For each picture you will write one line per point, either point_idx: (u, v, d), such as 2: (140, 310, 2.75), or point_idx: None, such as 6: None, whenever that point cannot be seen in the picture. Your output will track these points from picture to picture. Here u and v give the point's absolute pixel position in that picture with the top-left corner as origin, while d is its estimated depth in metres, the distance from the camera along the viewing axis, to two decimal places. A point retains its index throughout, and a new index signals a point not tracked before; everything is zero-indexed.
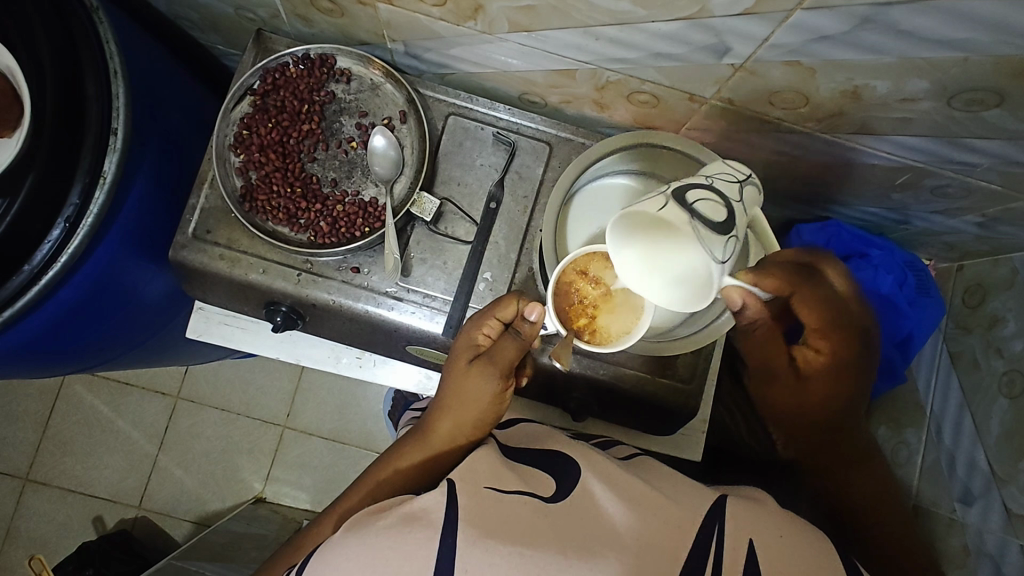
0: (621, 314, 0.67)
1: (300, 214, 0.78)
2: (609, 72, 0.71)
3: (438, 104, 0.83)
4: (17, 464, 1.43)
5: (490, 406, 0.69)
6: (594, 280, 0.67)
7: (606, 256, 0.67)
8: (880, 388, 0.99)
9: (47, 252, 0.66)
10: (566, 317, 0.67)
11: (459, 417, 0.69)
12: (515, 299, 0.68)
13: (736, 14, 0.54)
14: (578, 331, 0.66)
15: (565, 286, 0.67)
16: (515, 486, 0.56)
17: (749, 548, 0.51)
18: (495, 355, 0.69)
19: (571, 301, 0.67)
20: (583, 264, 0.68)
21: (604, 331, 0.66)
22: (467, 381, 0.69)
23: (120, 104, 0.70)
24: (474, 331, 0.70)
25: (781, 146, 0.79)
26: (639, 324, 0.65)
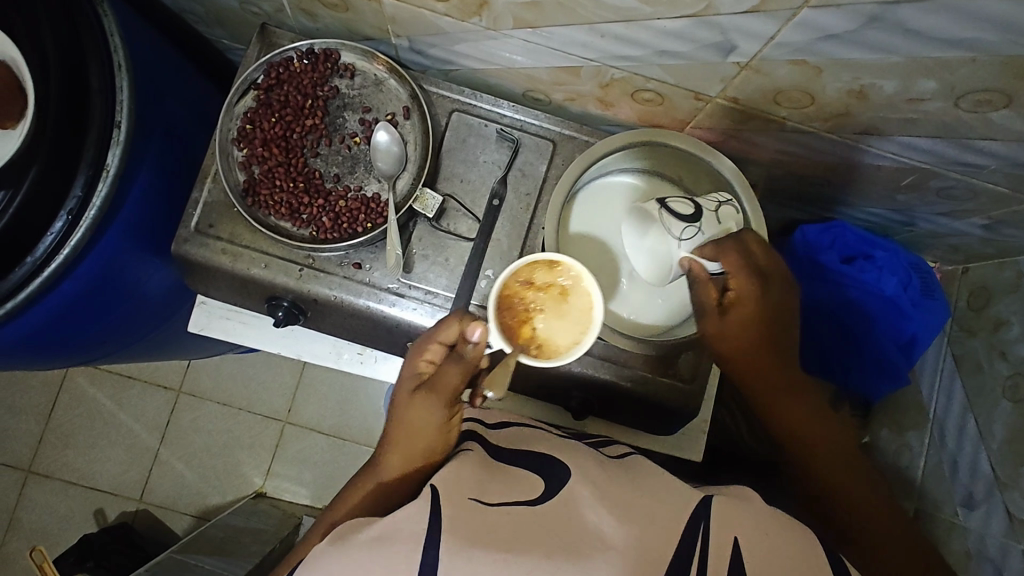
0: (567, 326, 0.66)
1: (302, 209, 0.78)
2: (614, 69, 0.71)
3: (442, 100, 0.82)
4: (20, 455, 1.44)
5: (435, 437, 0.65)
6: (539, 289, 0.67)
7: (551, 263, 0.67)
8: (884, 391, 0.98)
9: (50, 244, 0.66)
10: (508, 333, 0.65)
11: (404, 450, 0.65)
12: (458, 319, 0.65)
13: (742, 12, 0.53)
14: (524, 345, 0.65)
15: (506, 300, 0.66)
16: (503, 496, 0.55)
17: (733, 546, 0.50)
18: (437, 382, 0.66)
19: (513, 316, 0.66)
20: (527, 275, 0.67)
21: (551, 345, 0.65)
22: (411, 410, 0.66)
23: (124, 96, 0.69)
24: (418, 357, 0.68)
25: (786, 145, 0.79)
26: (586, 336, 0.65)
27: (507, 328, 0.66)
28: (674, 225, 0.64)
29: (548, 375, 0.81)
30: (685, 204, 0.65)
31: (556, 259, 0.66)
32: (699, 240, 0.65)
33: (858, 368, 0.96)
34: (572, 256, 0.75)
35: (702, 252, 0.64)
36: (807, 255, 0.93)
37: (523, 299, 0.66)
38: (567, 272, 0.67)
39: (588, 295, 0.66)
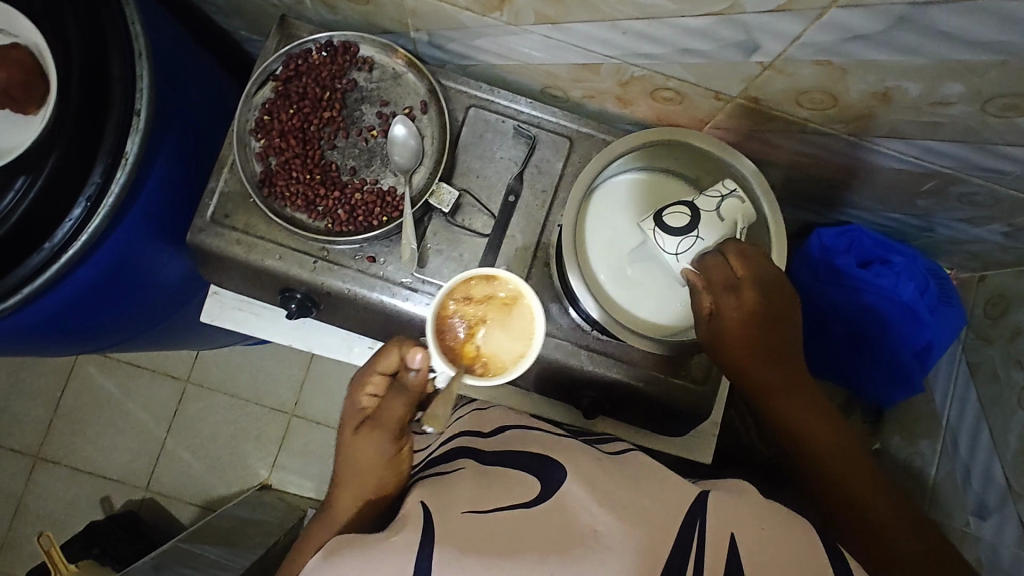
0: (508, 341, 0.65)
1: (318, 201, 0.78)
2: (634, 67, 0.70)
3: (460, 95, 0.82)
4: (28, 441, 1.44)
5: (386, 471, 0.66)
6: (479, 304, 0.66)
7: (488, 276, 0.67)
8: (897, 398, 0.97)
9: (69, 230, 0.66)
10: (451, 354, 0.65)
11: (359, 489, 0.66)
12: (398, 346, 0.67)
13: (769, 10, 0.53)
14: (468, 364, 0.65)
15: (442, 322, 0.66)
16: (498, 502, 0.57)
17: (731, 541, 0.51)
18: (383, 417, 0.66)
19: (454, 336, 0.65)
20: (464, 290, 0.67)
21: (497, 364, 0.65)
22: (359, 449, 0.66)
23: (144, 84, 0.68)
24: (359, 391, 0.69)
25: (805, 148, 0.78)
26: (528, 350, 0.65)
27: (447, 350, 0.65)
28: (667, 242, 0.69)
29: (560, 374, 0.81)
30: (680, 215, 0.69)
31: (494, 274, 0.66)
32: (699, 247, 0.68)
33: (870, 373, 0.95)
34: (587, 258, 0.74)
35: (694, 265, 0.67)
36: (823, 259, 0.92)
37: (462, 317, 0.66)
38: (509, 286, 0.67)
39: (531, 310, 0.66)
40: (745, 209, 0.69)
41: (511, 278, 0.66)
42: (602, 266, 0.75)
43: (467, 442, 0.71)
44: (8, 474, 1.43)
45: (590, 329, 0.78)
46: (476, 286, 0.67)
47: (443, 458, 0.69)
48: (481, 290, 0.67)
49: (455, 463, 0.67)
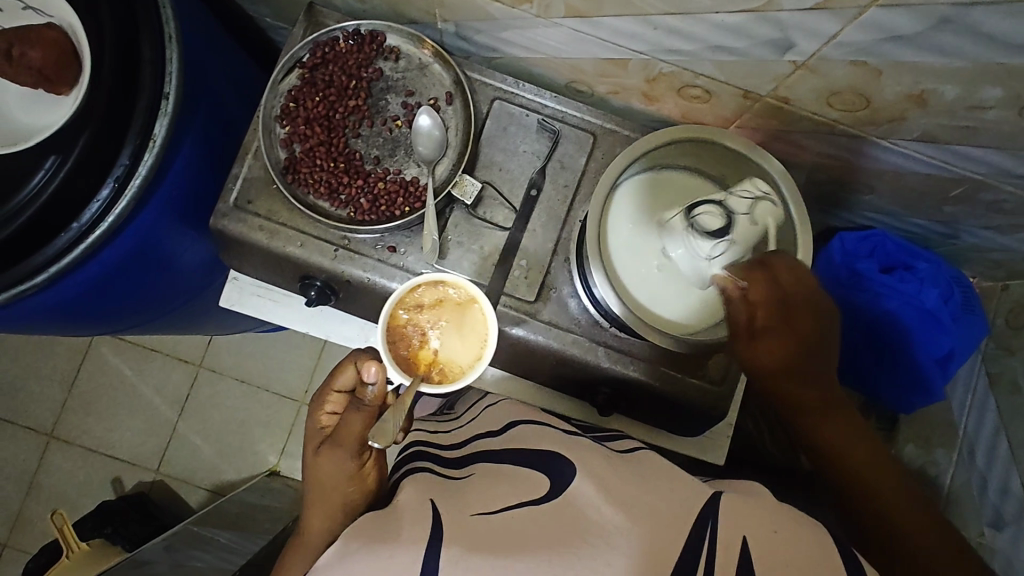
0: (459, 348, 0.72)
1: (341, 189, 0.78)
2: (662, 63, 0.70)
3: (485, 87, 0.82)
4: (43, 420, 1.46)
5: (350, 483, 0.69)
6: (431, 310, 0.73)
7: (435, 282, 0.73)
8: (915, 406, 0.96)
9: (96, 211, 0.66)
10: (407, 364, 0.71)
11: (327, 503, 0.69)
12: (353, 362, 0.71)
13: (806, 8, 0.52)
14: (426, 373, 0.71)
15: (397, 332, 0.72)
16: (507, 501, 0.57)
17: (742, 546, 0.50)
18: (341, 433, 0.69)
19: (406, 346, 0.72)
20: (413, 300, 0.73)
21: (454, 368, 0.72)
22: (322, 464, 0.70)
23: (173, 68, 0.68)
24: (319, 412, 0.73)
25: (832, 150, 0.77)
26: (482, 355, 0.72)
27: (404, 359, 0.72)
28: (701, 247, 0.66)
29: (577, 370, 0.81)
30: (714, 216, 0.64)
31: (441, 279, 0.73)
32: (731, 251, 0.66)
33: (889, 380, 0.94)
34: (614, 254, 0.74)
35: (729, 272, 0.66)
36: (844, 263, 0.91)
37: (415, 326, 0.73)
38: (457, 291, 0.74)
39: (482, 312, 0.73)
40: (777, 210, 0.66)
41: (460, 281, 0.73)
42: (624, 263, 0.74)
43: (485, 444, 0.71)
44: (22, 452, 1.45)
45: (608, 326, 0.78)
46: (425, 294, 0.73)
47: (460, 463, 0.69)
48: (430, 296, 0.73)
49: (469, 467, 0.67)
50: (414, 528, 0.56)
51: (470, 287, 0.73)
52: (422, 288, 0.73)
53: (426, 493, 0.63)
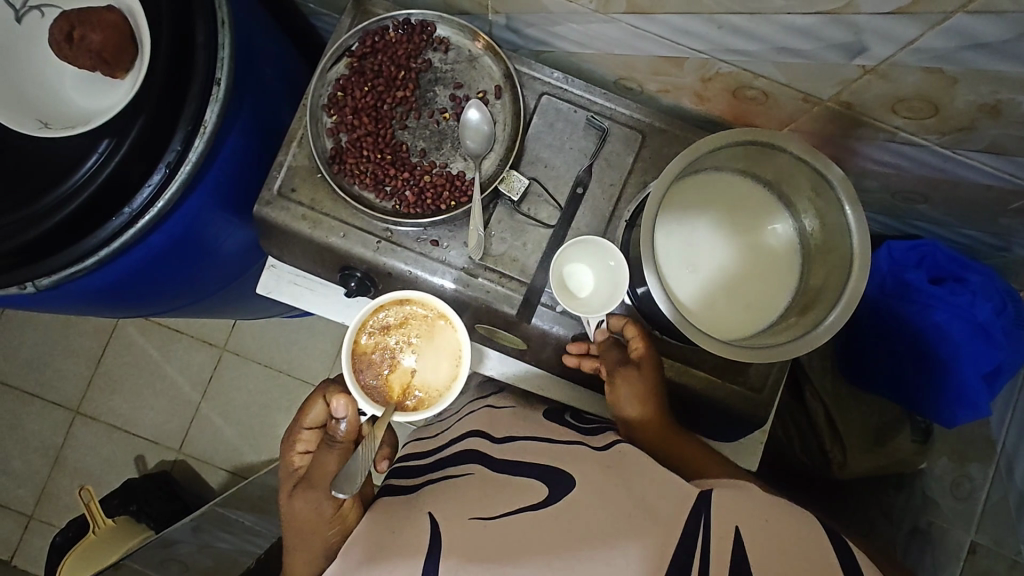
0: (430, 370, 0.76)
1: (387, 181, 0.78)
2: (721, 63, 0.68)
3: (533, 82, 0.80)
4: (69, 396, 1.48)
5: (329, 524, 0.69)
6: (398, 330, 0.76)
7: (398, 300, 0.76)
8: (958, 420, 0.92)
9: (147, 197, 0.66)
10: (381, 393, 0.75)
11: (307, 547, 0.69)
12: (321, 396, 0.76)
13: (886, 13, 0.51)
14: (399, 402, 0.75)
15: (363, 360, 0.76)
16: (505, 508, 0.58)
17: (734, 534, 0.49)
18: (313, 474, 0.70)
19: (375, 371, 0.75)
20: (377, 323, 0.77)
21: (431, 393, 0.75)
22: (298, 506, 0.70)
23: (225, 54, 0.67)
24: (291, 452, 0.76)
25: (889, 158, 0.76)
26: (458, 375, 0.75)
27: (374, 388, 0.75)
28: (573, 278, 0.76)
29: None
30: (563, 280, 0.75)
31: (405, 296, 0.75)
32: (575, 269, 0.76)
33: (932, 395, 0.91)
34: (667, 235, 0.73)
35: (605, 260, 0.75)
36: (891, 273, 0.90)
37: (384, 350, 0.76)
38: (424, 307, 0.76)
39: (450, 327, 0.76)
40: (574, 266, 0.76)
41: (424, 299, 0.75)
42: (671, 267, 0.74)
43: (481, 445, 0.71)
44: (48, 427, 1.47)
45: (652, 328, 0.76)
46: (391, 314, 0.77)
47: (454, 462, 0.71)
48: (396, 316, 0.76)
49: (464, 466, 0.68)
50: (413, 541, 0.57)
51: (436, 300, 0.76)
52: (386, 307, 0.77)
53: (421, 503, 0.64)
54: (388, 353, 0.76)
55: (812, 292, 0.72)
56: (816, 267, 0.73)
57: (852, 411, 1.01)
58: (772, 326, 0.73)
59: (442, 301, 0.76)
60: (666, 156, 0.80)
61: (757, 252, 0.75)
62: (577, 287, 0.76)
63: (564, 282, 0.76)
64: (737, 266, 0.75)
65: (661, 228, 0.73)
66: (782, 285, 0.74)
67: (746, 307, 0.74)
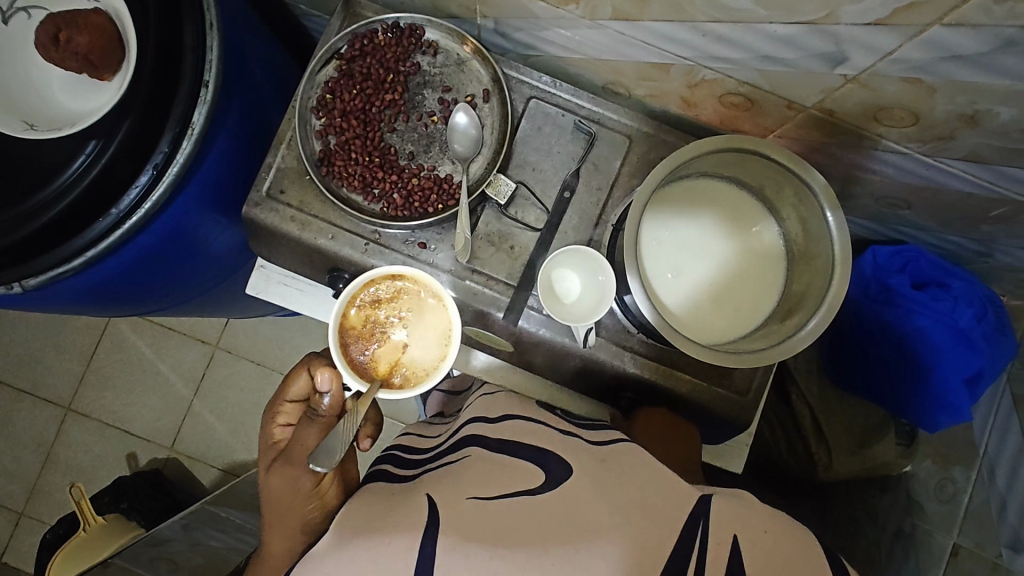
0: (420, 347, 0.75)
1: (375, 183, 0.79)
2: (706, 70, 0.69)
3: (521, 86, 0.81)
4: (60, 393, 1.48)
5: (308, 500, 0.68)
6: (389, 304, 0.75)
7: (391, 275, 0.75)
8: (941, 425, 0.93)
9: (134, 197, 0.67)
10: (367, 368, 0.74)
11: (284, 525, 0.68)
12: (305, 369, 0.77)
13: (866, 23, 0.51)
14: (386, 378, 0.74)
15: (352, 334, 0.74)
16: (502, 489, 0.56)
17: (732, 544, 0.50)
18: (293, 450, 0.70)
19: (363, 346, 0.74)
20: (369, 295, 0.75)
21: (418, 371, 0.74)
22: (276, 481, 0.70)
23: (213, 56, 0.68)
24: (273, 425, 0.77)
25: (874, 166, 0.76)
26: (447, 355, 0.74)
27: (362, 363, 0.74)
28: (559, 283, 0.76)
29: (600, 372, 0.80)
30: (550, 284, 0.76)
31: (398, 272, 0.74)
32: (563, 278, 0.77)
33: (916, 400, 0.92)
34: (651, 238, 0.74)
35: (595, 270, 0.76)
36: (875, 278, 0.91)
37: (373, 324, 0.75)
38: (416, 283, 0.76)
39: (442, 306, 0.75)
40: (563, 275, 0.77)
41: (417, 276, 0.75)
42: (656, 270, 0.74)
43: (476, 429, 0.68)
44: (40, 423, 1.47)
45: (636, 332, 0.77)
46: (382, 288, 0.75)
47: (452, 449, 0.67)
48: (387, 290, 0.75)
49: (462, 450, 0.65)
50: (408, 518, 0.54)
51: (425, 277, 0.75)
52: (378, 282, 0.76)
53: (419, 486, 0.61)
54: (378, 326, 0.75)
55: (795, 298, 0.73)
56: (800, 271, 0.73)
57: (837, 414, 1.02)
58: (754, 331, 0.74)
59: (438, 282, 0.76)
60: (653, 160, 0.80)
61: (742, 254, 0.76)
62: (562, 292, 0.76)
63: (551, 285, 0.76)
64: (721, 270, 0.75)
65: (646, 232, 0.74)
66: (766, 291, 0.75)
67: (730, 311, 0.74)
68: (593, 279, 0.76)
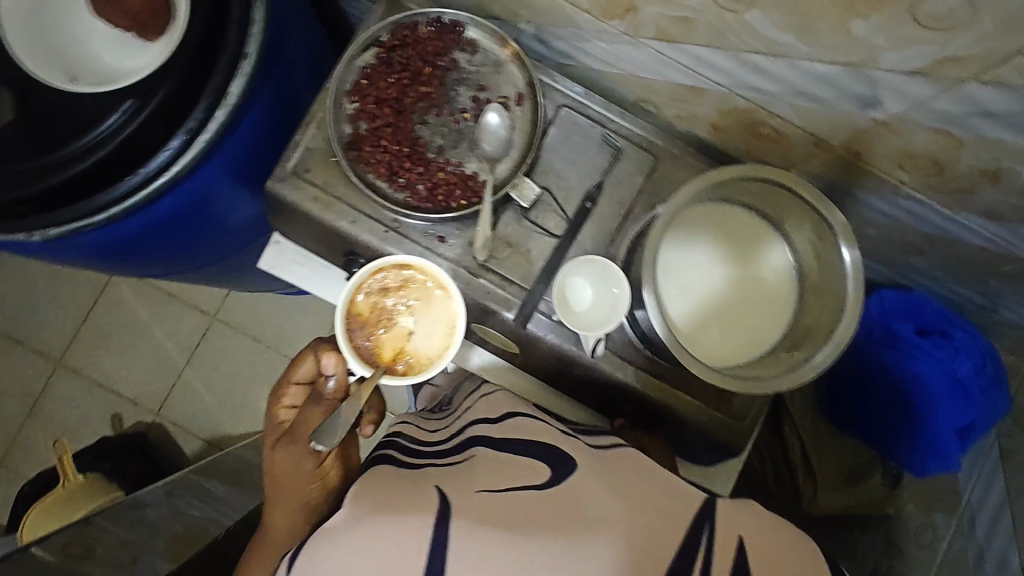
0: (425, 336, 0.76)
1: (401, 173, 0.79)
2: (739, 99, 0.70)
3: (555, 93, 0.82)
4: (53, 346, 1.48)
5: (309, 481, 0.71)
6: (396, 293, 0.76)
7: (398, 264, 0.75)
8: (929, 470, 0.94)
9: (163, 160, 0.67)
10: (371, 356, 0.75)
11: (288, 502, 0.71)
12: (311, 352, 0.77)
13: (904, 71, 0.53)
14: (390, 364, 0.75)
15: (358, 321, 0.75)
16: (511, 484, 0.57)
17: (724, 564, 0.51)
18: (296, 431, 0.72)
19: (367, 333, 0.75)
20: (377, 282, 0.76)
21: (422, 359, 0.75)
22: (278, 461, 0.72)
23: (257, 29, 0.68)
24: (278, 406, 0.79)
25: (891, 211, 0.77)
26: (451, 346, 0.74)
27: (367, 349, 0.75)
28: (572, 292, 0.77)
29: (602, 384, 0.81)
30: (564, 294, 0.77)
31: (406, 262, 0.74)
32: (576, 287, 0.78)
33: (907, 443, 0.93)
34: (668, 256, 0.75)
35: (612, 283, 0.77)
36: (880, 320, 0.93)
37: (380, 311, 0.76)
38: (424, 273, 0.76)
39: (449, 298, 0.75)
40: (577, 284, 0.78)
41: (424, 268, 0.75)
42: (669, 289, 0.75)
43: (481, 430, 0.69)
44: (28, 375, 1.47)
45: (642, 347, 0.78)
46: (390, 276, 0.76)
47: (455, 448, 0.67)
48: (395, 278, 0.76)
49: (467, 450, 0.65)
50: (422, 503, 0.54)
51: (434, 268, 0.75)
52: (386, 269, 0.76)
53: (426, 476, 0.61)
54: (383, 313, 0.76)
55: (803, 330, 0.74)
56: (810, 305, 0.75)
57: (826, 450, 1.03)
58: (759, 358, 0.75)
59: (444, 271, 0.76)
60: (675, 181, 0.81)
61: (754, 282, 0.77)
62: (574, 300, 0.77)
63: (565, 295, 0.77)
64: (733, 295, 0.76)
65: (664, 250, 0.75)
66: (775, 320, 0.76)
67: (738, 337, 0.75)
68: (606, 292, 0.77)
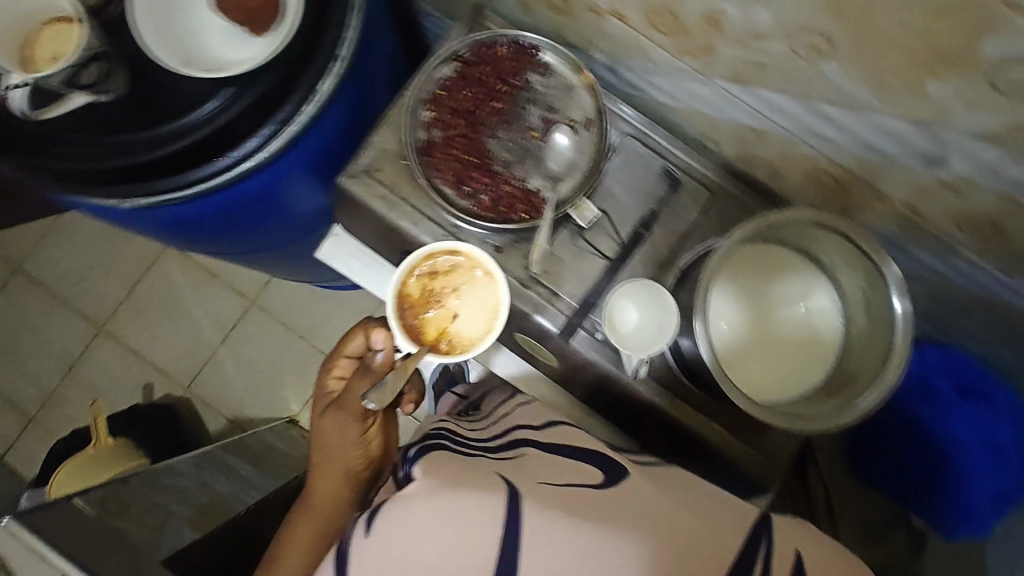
0: (469, 318, 0.78)
1: (467, 182, 0.83)
2: (802, 144, 0.72)
3: (620, 121, 0.85)
4: (98, 312, 1.54)
5: (354, 446, 0.78)
6: (445, 276, 0.78)
7: (449, 248, 0.78)
8: (958, 534, 0.93)
9: (253, 146, 0.72)
10: (417, 335, 0.77)
11: (334, 463, 0.79)
12: (361, 328, 0.83)
13: (975, 134, 0.55)
14: (434, 343, 0.77)
15: (407, 301, 0.78)
16: (567, 481, 0.58)
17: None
18: (345, 400, 0.78)
19: (414, 314, 0.78)
20: (428, 264, 0.78)
21: (465, 339, 0.77)
22: (327, 425, 0.79)
23: (350, 34, 0.73)
24: (328, 375, 0.85)
25: (941, 268, 0.78)
26: (493, 327, 0.76)
27: (414, 328, 0.78)
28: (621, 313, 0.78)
29: (636, 406, 0.83)
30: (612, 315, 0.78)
31: (456, 248, 0.77)
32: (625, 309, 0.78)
33: (937, 504, 0.93)
34: (719, 290, 0.76)
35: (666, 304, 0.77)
36: (920, 376, 0.92)
37: (428, 292, 0.78)
38: (472, 258, 0.78)
39: (494, 283, 0.77)
40: (626, 307, 0.78)
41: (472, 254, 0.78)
42: (716, 322, 0.76)
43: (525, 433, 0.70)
44: (72, 337, 1.53)
45: (682, 376, 0.79)
46: (440, 260, 0.78)
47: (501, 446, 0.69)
48: (445, 262, 0.78)
49: (516, 449, 0.67)
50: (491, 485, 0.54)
51: (482, 253, 0.77)
52: (437, 254, 0.78)
53: (482, 463, 0.61)
54: (430, 293, 0.78)
55: (847, 376, 0.75)
56: (855, 351, 0.75)
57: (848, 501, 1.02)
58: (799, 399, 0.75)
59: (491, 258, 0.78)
60: (728, 216, 0.83)
61: (800, 324, 0.78)
62: (621, 321, 0.78)
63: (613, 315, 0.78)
64: (778, 334, 0.77)
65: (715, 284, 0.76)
66: (818, 363, 0.77)
67: (781, 375, 0.76)
68: (656, 318, 0.77)
